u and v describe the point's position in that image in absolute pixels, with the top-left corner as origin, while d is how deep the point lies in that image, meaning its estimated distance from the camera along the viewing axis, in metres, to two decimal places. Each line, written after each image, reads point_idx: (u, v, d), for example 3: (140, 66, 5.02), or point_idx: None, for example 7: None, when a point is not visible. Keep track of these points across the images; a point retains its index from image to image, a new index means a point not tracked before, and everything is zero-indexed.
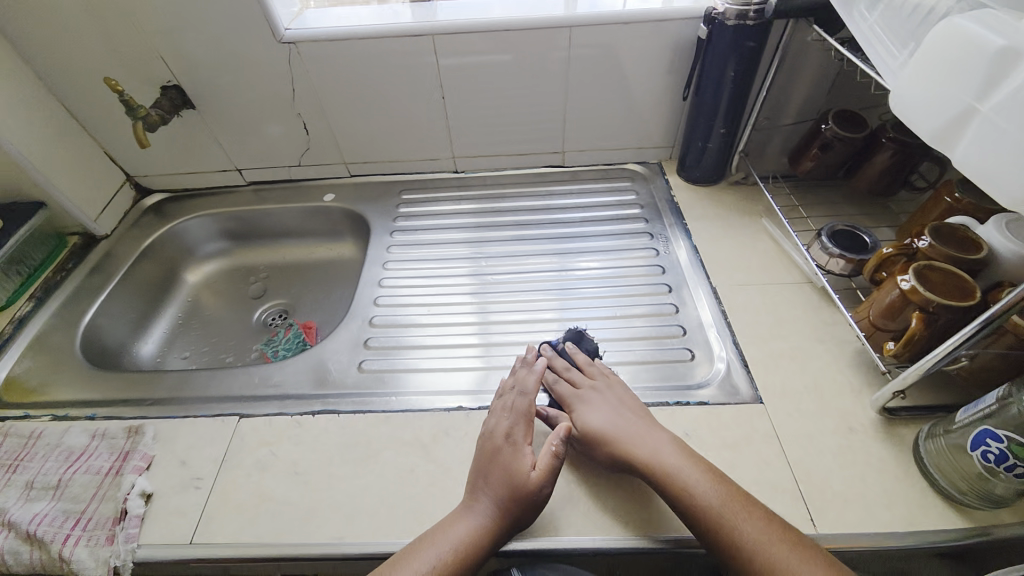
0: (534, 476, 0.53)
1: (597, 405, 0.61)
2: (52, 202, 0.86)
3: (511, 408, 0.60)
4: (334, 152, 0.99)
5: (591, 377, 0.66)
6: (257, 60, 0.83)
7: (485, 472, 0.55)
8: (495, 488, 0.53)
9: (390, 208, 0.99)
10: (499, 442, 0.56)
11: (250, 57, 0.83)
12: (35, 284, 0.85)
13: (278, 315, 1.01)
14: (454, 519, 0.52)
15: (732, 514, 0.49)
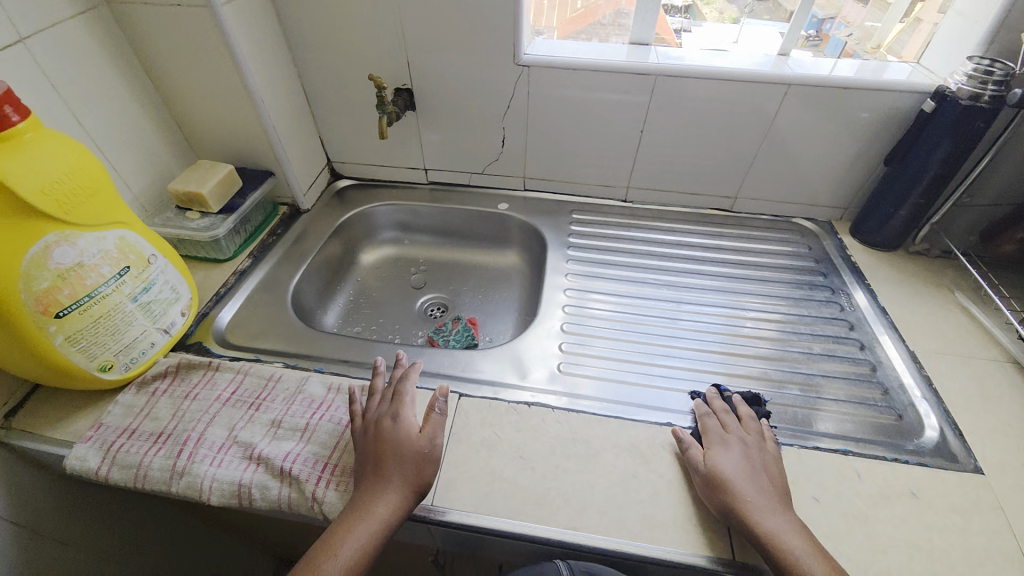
0: (415, 450, 0.58)
1: (733, 450, 0.59)
2: (281, 174, 0.96)
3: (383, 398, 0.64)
4: (520, 166, 1.06)
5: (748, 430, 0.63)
6: (489, 76, 0.92)
7: (368, 453, 0.58)
8: (367, 464, 0.57)
9: (563, 225, 1.05)
10: (372, 426, 0.60)
11: (484, 73, 0.91)
12: (253, 243, 0.93)
13: (437, 307, 1.07)
14: (363, 510, 0.54)
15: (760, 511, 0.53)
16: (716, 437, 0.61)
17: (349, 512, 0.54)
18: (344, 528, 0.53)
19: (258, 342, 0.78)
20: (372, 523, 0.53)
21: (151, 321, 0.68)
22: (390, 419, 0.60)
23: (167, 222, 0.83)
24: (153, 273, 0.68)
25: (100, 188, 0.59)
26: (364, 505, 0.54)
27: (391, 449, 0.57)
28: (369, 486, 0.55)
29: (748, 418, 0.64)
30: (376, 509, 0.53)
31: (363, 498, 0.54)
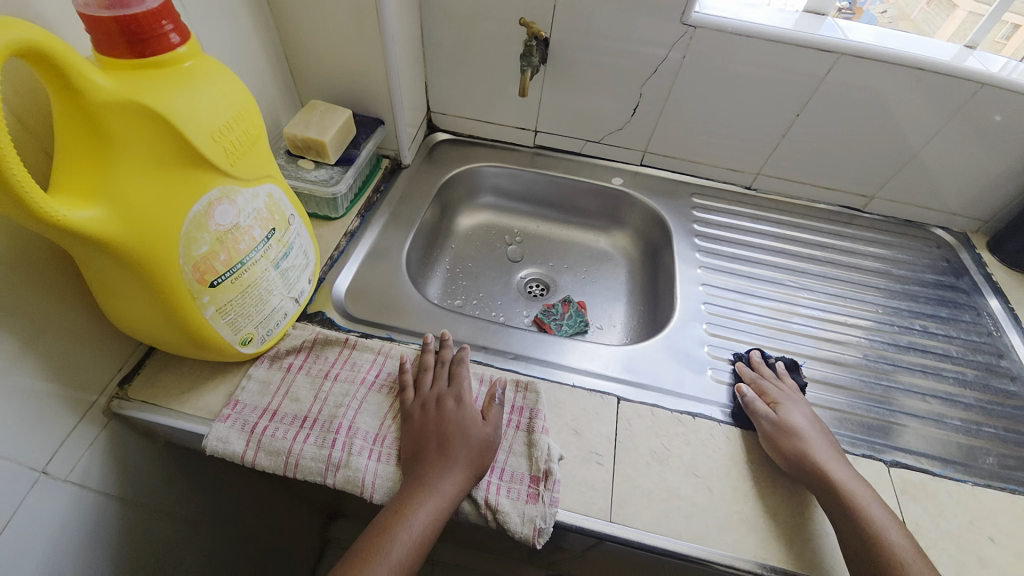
0: (457, 426, 0.54)
1: (796, 405, 0.63)
2: (392, 123, 0.85)
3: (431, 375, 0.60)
4: (644, 139, 0.97)
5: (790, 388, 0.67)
6: (644, 35, 0.81)
7: (435, 438, 0.54)
8: (453, 457, 0.52)
9: (683, 209, 0.98)
10: (439, 410, 0.56)
11: (638, 30, 0.81)
12: (360, 199, 0.84)
13: (537, 285, 1.00)
14: (431, 491, 0.50)
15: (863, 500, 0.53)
16: (779, 394, 0.64)
17: (403, 493, 0.50)
18: (394, 510, 0.49)
19: (383, 316, 0.71)
20: (427, 509, 0.49)
21: (286, 290, 0.60)
22: (453, 400, 0.57)
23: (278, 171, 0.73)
24: (291, 237, 0.59)
25: (256, 136, 0.50)
26: (421, 489, 0.50)
27: (456, 435, 0.54)
28: (429, 470, 0.51)
29: (790, 380, 0.68)
30: (429, 494, 0.50)
31: (425, 484, 0.50)
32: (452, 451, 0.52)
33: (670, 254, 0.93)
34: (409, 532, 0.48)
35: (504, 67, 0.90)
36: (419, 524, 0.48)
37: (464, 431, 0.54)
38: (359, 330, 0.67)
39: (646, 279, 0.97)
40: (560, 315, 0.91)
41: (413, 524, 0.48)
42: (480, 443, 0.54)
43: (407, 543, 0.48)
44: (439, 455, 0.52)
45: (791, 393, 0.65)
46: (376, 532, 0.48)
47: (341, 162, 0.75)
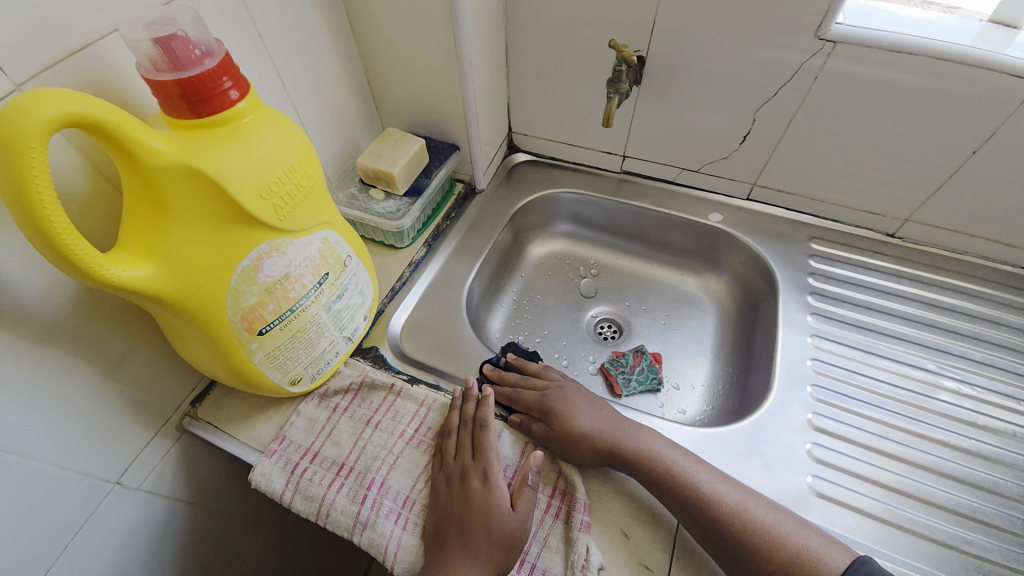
0: (490, 513, 0.49)
1: (557, 392, 0.61)
2: (467, 149, 0.82)
3: (458, 442, 0.55)
4: (753, 170, 0.83)
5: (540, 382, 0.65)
6: (763, 54, 0.68)
7: (461, 525, 0.49)
8: (479, 551, 0.48)
9: (795, 256, 0.82)
10: (467, 491, 0.51)
11: (756, 48, 0.68)
12: (429, 227, 0.82)
13: (608, 326, 0.91)
14: None
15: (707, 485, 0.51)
16: (552, 399, 0.60)
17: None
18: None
19: (435, 358, 0.69)
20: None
21: (339, 330, 0.60)
22: (482, 476, 0.52)
23: (351, 200, 0.73)
24: (346, 279, 0.58)
25: (311, 185, 0.49)
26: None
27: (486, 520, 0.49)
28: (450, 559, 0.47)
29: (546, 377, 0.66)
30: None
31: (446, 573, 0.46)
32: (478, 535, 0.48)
33: (773, 312, 0.77)
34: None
35: (594, 88, 0.82)
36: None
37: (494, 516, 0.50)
38: (408, 373, 0.65)
39: (739, 335, 0.83)
40: (631, 370, 0.80)
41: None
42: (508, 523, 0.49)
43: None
44: (465, 542, 0.48)
45: (562, 379, 0.65)
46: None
47: (411, 192, 0.74)
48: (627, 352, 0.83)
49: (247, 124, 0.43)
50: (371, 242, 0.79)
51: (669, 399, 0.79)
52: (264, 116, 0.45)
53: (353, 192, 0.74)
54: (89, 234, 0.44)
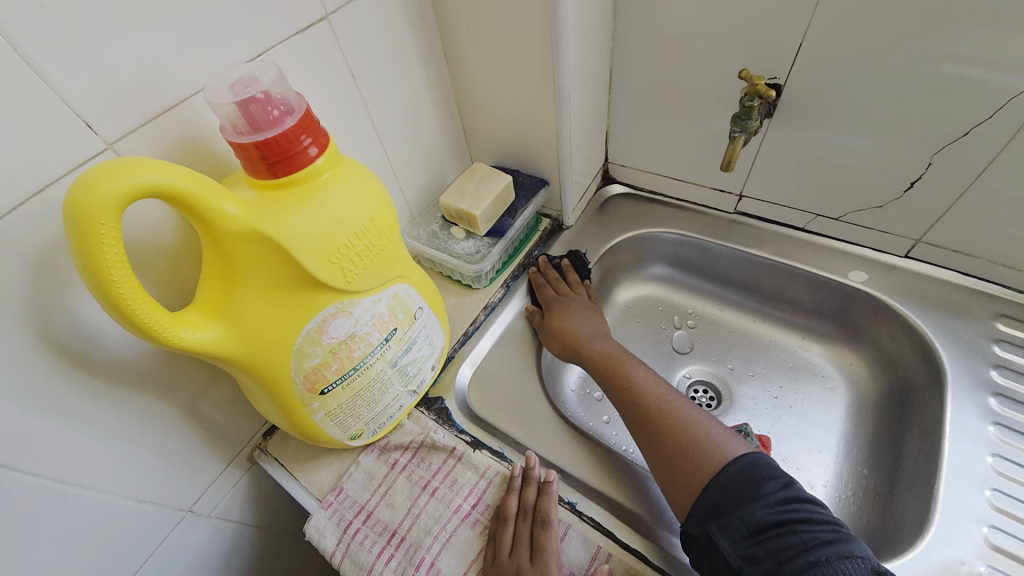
0: None
1: (582, 313, 0.71)
2: (557, 185, 0.75)
3: (512, 537, 0.49)
4: (915, 224, 0.66)
5: (576, 290, 0.75)
6: (950, 87, 0.53)
7: None
8: None
9: (970, 339, 0.63)
10: None
11: (940, 79, 0.53)
12: (509, 267, 0.77)
13: (703, 391, 0.79)
14: None
15: (679, 409, 0.56)
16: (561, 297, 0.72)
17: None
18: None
19: (502, 417, 0.63)
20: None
21: (404, 384, 0.56)
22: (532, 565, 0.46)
23: (431, 238, 0.71)
24: (416, 332, 0.55)
25: (384, 241, 0.45)
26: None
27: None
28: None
29: (578, 290, 0.75)
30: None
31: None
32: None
33: (935, 412, 0.59)
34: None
35: (712, 119, 0.71)
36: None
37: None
38: (470, 433, 0.60)
39: (880, 430, 0.66)
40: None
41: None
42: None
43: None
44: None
45: (587, 296, 0.74)
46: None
47: (492, 233, 0.69)
48: (725, 430, 0.72)
49: (323, 183, 0.40)
50: (449, 279, 0.75)
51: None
52: (342, 171, 0.42)
53: (435, 229, 0.72)
54: (177, 281, 0.45)
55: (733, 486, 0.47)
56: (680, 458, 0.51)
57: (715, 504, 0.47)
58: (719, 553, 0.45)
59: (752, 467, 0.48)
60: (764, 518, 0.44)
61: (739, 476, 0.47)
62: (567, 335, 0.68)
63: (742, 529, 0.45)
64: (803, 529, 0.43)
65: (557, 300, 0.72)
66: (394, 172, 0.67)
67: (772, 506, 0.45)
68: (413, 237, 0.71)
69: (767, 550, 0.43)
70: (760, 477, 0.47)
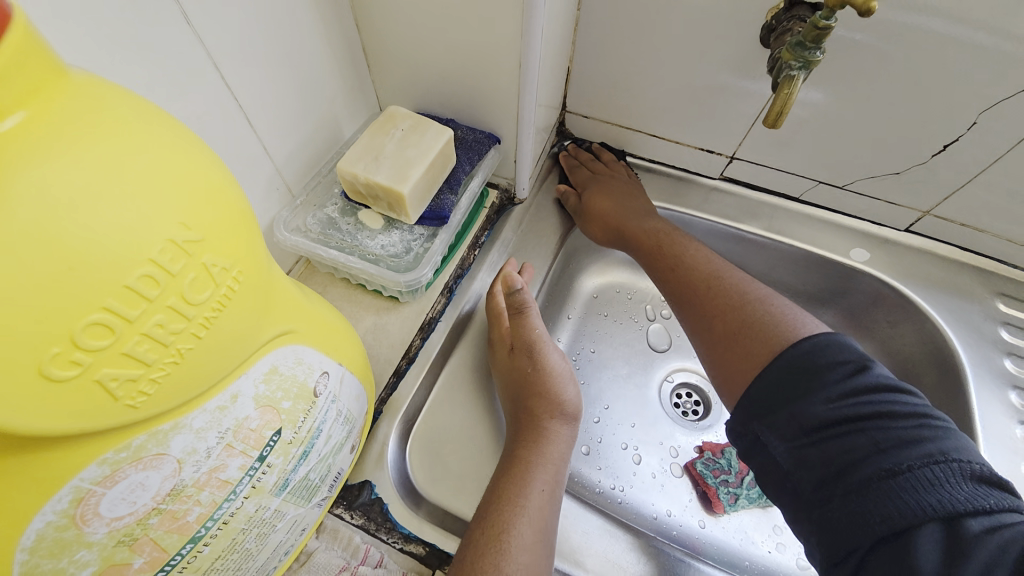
0: None
1: (612, 180, 0.62)
2: (514, 142, 0.53)
3: None
4: (927, 194, 0.57)
5: (612, 169, 0.65)
6: None
7: None
8: None
9: (979, 323, 0.57)
10: None
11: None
12: (449, 263, 0.53)
13: (687, 395, 0.66)
14: None
15: (738, 279, 0.49)
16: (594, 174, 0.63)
17: (498, 483, 0.39)
18: (500, 505, 0.37)
19: (470, 500, 0.43)
20: (542, 480, 0.39)
21: (307, 499, 0.33)
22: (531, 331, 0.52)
23: (327, 232, 0.44)
24: (319, 419, 0.31)
25: (232, 287, 0.20)
26: (517, 466, 0.40)
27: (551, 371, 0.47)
28: (529, 453, 0.41)
29: (619, 171, 0.65)
30: (548, 471, 0.40)
31: (522, 460, 0.41)
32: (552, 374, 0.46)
33: (956, 416, 0.53)
34: (528, 532, 0.36)
35: (717, 57, 0.52)
36: (551, 479, 0.40)
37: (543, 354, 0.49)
38: (425, 540, 0.39)
39: None
40: (737, 479, 0.58)
41: (545, 488, 0.39)
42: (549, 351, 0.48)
43: (527, 542, 0.36)
44: (545, 417, 0.44)
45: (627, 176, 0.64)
46: (500, 526, 0.36)
47: (429, 220, 0.45)
48: (727, 448, 0.60)
49: None
50: (360, 289, 0.50)
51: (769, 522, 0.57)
52: (59, 130, 0.15)
53: (332, 217, 0.45)
54: None
55: (786, 383, 0.39)
56: (732, 338, 0.44)
57: (765, 400, 0.39)
58: (770, 452, 0.38)
59: (828, 348, 0.39)
60: (827, 415, 0.36)
61: (797, 364, 0.39)
62: (607, 216, 0.59)
63: (800, 428, 0.37)
64: (875, 424, 0.35)
65: (593, 181, 0.62)
66: (247, 118, 0.38)
67: (838, 399, 0.36)
68: (298, 231, 0.44)
69: (829, 447, 0.36)
70: (828, 362, 0.38)
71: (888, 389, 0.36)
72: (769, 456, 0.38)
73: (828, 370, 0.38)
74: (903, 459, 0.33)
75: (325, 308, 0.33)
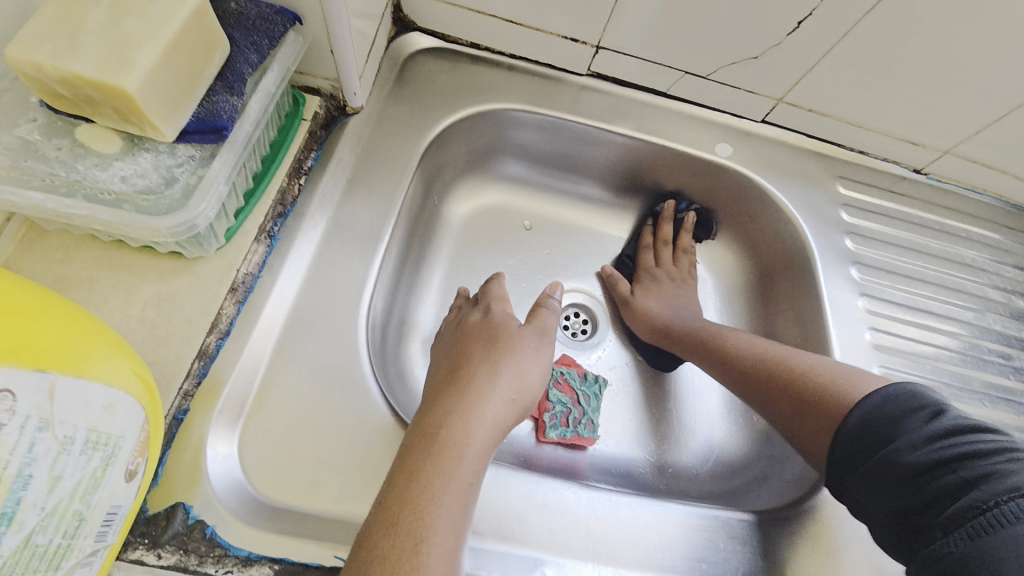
0: None
1: (542, 350, 0.39)
2: (324, 28, 0.38)
3: None
4: (782, 81, 0.56)
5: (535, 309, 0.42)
6: None
7: None
8: None
9: (824, 207, 0.60)
10: None
11: None
12: (263, 197, 0.40)
13: (576, 316, 0.62)
14: None
15: (790, 355, 0.45)
16: (508, 319, 0.40)
17: (418, 472, 0.29)
18: (420, 504, 0.28)
19: (327, 493, 0.34)
20: (472, 469, 0.31)
21: (49, 571, 0.23)
22: (486, 308, 0.41)
23: (24, 166, 0.28)
24: (18, 462, 0.20)
25: None
26: (447, 449, 0.31)
27: (513, 346, 0.38)
28: (458, 431, 0.32)
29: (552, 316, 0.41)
30: (472, 458, 0.31)
31: (454, 441, 0.31)
32: (511, 352, 0.37)
33: (810, 295, 0.57)
34: (452, 538, 0.28)
35: None
36: (484, 464, 0.32)
37: (494, 332, 0.39)
38: (273, 556, 0.31)
39: (749, 317, 0.64)
40: (579, 410, 0.54)
41: (475, 479, 0.31)
42: (508, 328, 0.39)
43: (449, 550, 0.27)
44: (481, 384, 0.35)
45: (539, 308, 0.42)
46: (416, 535, 0.27)
47: (197, 134, 0.31)
48: (549, 389, 0.54)
49: None
50: (125, 248, 0.35)
51: (658, 421, 0.57)
52: None
53: (29, 139, 0.29)
54: None
55: (866, 436, 0.37)
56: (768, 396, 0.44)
57: (858, 454, 0.37)
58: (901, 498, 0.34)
59: (895, 401, 0.37)
60: (919, 463, 0.34)
61: (878, 410, 0.37)
62: (495, 359, 0.36)
63: (890, 478, 0.35)
64: (967, 466, 0.33)
65: (500, 312, 0.40)
66: None
67: (922, 446, 0.34)
68: None
69: (926, 499, 0.33)
70: (901, 412, 0.36)
71: (972, 431, 0.34)
72: (864, 510, 0.36)
73: (901, 417, 0.36)
74: (988, 495, 0.31)
75: None
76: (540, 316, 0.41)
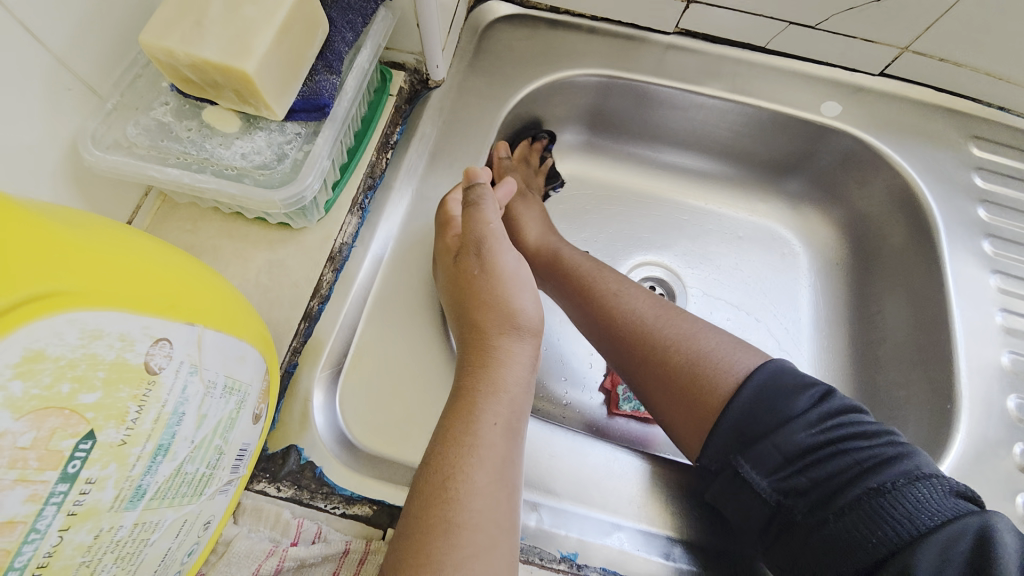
0: None
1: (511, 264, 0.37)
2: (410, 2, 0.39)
3: None
4: (910, 25, 0.48)
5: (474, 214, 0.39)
6: None
7: None
8: None
9: (953, 172, 0.52)
10: None
11: None
12: (355, 171, 0.42)
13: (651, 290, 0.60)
14: None
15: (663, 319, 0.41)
16: (467, 241, 0.38)
17: (445, 421, 0.31)
18: (445, 445, 0.30)
19: (415, 447, 0.37)
20: (497, 410, 0.32)
21: (195, 495, 0.26)
22: (479, 251, 0.37)
23: (162, 146, 0.32)
24: (175, 401, 0.23)
25: None
26: (470, 395, 0.32)
27: (486, 272, 0.37)
28: (477, 380, 0.33)
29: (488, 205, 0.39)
30: (503, 401, 0.33)
31: (471, 388, 0.33)
32: (489, 282, 0.37)
33: (929, 274, 0.51)
34: (485, 475, 0.29)
35: None
36: (517, 409, 0.33)
37: (464, 270, 0.37)
38: (372, 498, 0.34)
39: (849, 296, 0.58)
40: None
41: (501, 420, 0.32)
42: (469, 255, 0.37)
43: (483, 486, 0.29)
44: (485, 336, 0.35)
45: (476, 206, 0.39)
46: (444, 472, 0.29)
47: (302, 113, 0.34)
48: None
49: None
50: (241, 220, 0.39)
51: None
52: None
53: (164, 122, 0.33)
54: None
55: None
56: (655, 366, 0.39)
57: None
58: (750, 489, 0.34)
59: None
60: None
61: None
62: (474, 304, 0.36)
63: None
64: None
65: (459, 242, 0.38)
66: None
67: None
68: (118, 148, 0.32)
69: None
70: None
71: None
72: None
73: None
74: None
75: (142, 254, 0.24)
76: (481, 213, 0.38)
